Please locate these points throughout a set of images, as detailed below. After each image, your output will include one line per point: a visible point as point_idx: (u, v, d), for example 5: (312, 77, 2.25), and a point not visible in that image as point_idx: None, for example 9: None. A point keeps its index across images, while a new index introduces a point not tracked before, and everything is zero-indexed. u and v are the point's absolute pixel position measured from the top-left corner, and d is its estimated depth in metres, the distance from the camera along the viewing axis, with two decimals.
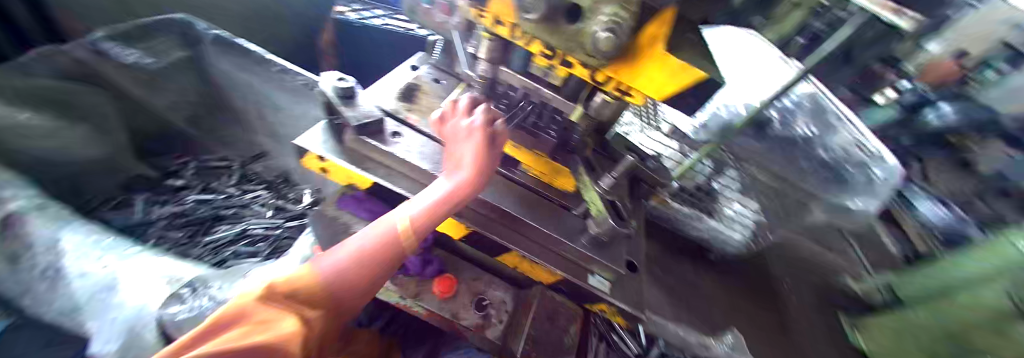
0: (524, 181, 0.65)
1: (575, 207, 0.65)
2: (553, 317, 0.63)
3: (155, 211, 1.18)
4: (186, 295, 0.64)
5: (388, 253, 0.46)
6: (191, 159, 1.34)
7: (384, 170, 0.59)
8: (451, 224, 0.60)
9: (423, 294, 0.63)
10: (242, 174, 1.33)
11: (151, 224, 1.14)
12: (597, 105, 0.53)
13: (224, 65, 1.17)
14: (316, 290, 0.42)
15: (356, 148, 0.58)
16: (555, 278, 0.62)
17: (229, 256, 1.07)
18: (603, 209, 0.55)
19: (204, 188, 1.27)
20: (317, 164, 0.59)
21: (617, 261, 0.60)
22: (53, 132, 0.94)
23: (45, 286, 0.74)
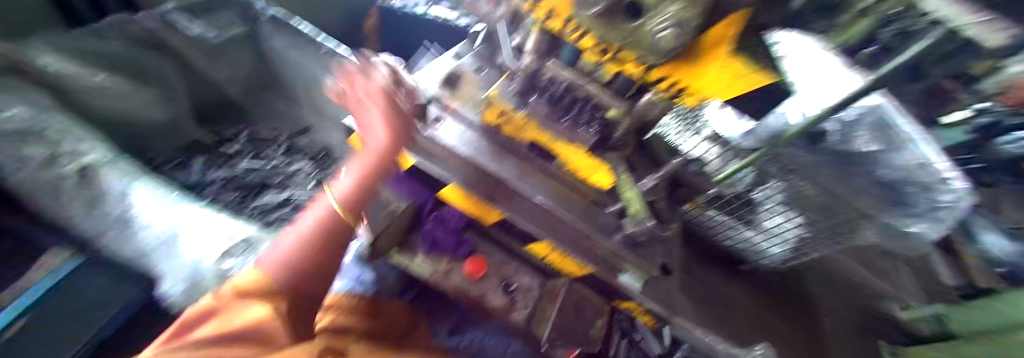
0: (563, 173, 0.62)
1: (610, 205, 0.62)
2: (579, 308, 0.62)
3: (210, 174, 1.25)
4: (239, 250, 0.73)
5: (330, 226, 0.49)
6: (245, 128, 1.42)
7: (425, 153, 0.58)
8: (486, 210, 0.61)
9: (454, 271, 0.65)
10: (288, 146, 1.39)
11: (208, 184, 1.22)
12: (643, 105, 0.48)
13: (273, 42, 1.22)
14: (271, 285, 0.41)
15: None
16: (584, 271, 0.62)
17: (276, 220, 1.15)
18: (640, 209, 0.53)
19: (255, 155, 1.34)
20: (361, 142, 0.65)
21: (651, 262, 0.58)
22: (122, 94, 1.05)
23: (117, 233, 0.89)
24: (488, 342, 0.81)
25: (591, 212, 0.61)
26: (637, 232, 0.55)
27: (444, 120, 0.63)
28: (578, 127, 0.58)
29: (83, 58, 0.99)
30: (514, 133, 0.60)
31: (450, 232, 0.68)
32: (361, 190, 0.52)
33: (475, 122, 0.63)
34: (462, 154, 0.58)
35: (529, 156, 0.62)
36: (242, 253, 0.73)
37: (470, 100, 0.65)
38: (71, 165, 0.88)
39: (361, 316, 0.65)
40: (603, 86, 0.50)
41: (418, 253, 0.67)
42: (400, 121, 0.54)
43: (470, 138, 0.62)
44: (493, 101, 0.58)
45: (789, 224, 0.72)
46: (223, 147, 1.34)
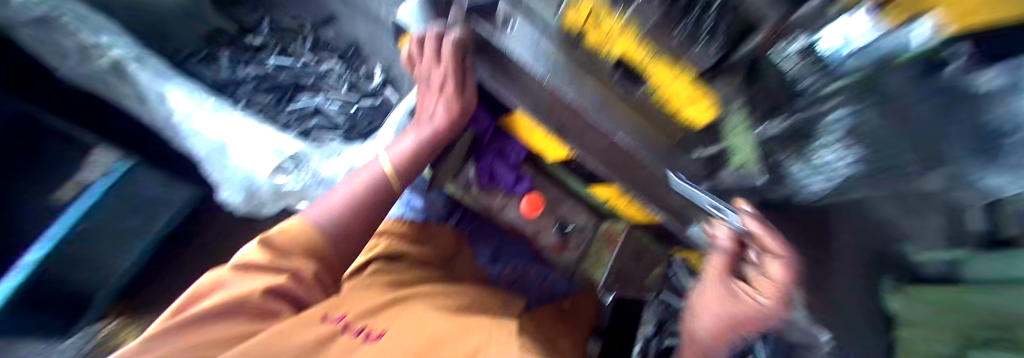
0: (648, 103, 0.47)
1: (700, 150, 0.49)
2: (639, 256, 0.62)
3: (240, 70, 1.16)
4: (289, 167, 0.71)
5: (380, 197, 0.51)
6: (267, 15, 1.25)
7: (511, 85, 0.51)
8: (552, 144, 0.55)
9: (509, 207, 0.62)
10: (315, 40, 1.24)
11: (240, 83, 1.14)
12: (805, 17, 0.36)
13: None
14: (317, 238, 0.43)
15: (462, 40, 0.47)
16: (651, 220, 0.59)
17: (312, 128, 1.12)
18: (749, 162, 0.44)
19: (282, 50, 1.21)
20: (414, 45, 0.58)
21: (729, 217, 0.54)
22: None
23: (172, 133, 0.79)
24: (529, 270, 0.85)
25: (679, 156, 0.50)
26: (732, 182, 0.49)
27: (516, 20, 0.47)
28: (693, 41, 0.39)
29: None
30: (599, 43, 0.43)
31: (509, 166, 0.61)
32: (412, 162, 0.54)
33: (545, 28, 0.47)
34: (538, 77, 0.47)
35: (616, 78, 0.47)
36: (291, 169, 0.71)
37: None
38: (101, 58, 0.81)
39: (410, 242, 0.69)
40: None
41: (473, 184, 0.63)
42: (462, 103, 0.53)
43: (545, 50, 0.47)
44: None
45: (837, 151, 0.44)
46: (248, 39, 1.20)
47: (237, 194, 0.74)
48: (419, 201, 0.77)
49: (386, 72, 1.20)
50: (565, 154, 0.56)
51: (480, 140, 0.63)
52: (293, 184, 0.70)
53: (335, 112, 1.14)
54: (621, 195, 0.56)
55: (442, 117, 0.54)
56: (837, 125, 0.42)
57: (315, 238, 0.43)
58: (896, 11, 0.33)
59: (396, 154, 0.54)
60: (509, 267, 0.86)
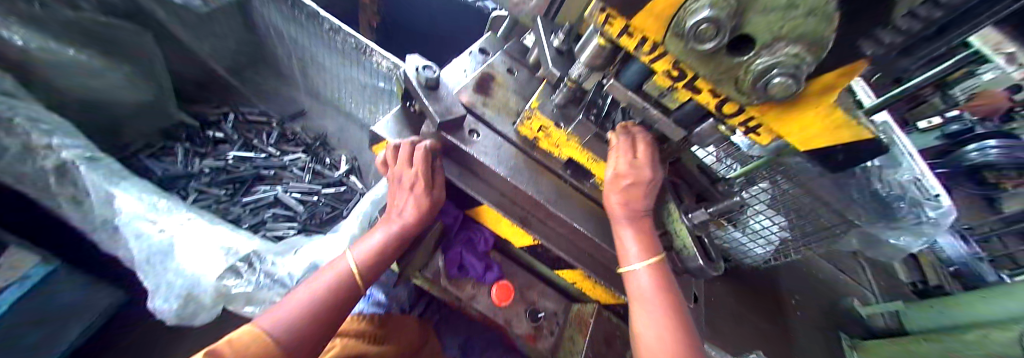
0: (594, 195, 0.59)
1: None
2: (609, 340, 0.59)
3: (196, 164, 1.12)
4: (243, 268, 0.64)
5: (343, 296, 0.49)
6: (231, 111, 1.28)
7: (486, 187, 0.57)
8: (520, 234, 0.59)
9: (479, 296, 0.61)
10: (280, 134, 1.29)
11: (192, 177, 1.09)
12: (702, 129, 0.47)
13: (275, 18, 1.09)
14: (271, 349, 0.40)
15: (433, 143, 0.54)
16: (617, 301, 0.61)
17: (268, 218, 1.07)
18: (690, 245, 0.50)
19: (244, 144, 1.22)
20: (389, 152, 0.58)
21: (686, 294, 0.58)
22: (100, 73, 0.86)
23: (107, 236, 0.71)
24: None
25: None
26: (684, 265, 0.53)
27: (480, 131, 0.57)
28: None
29: (49, 26, 0.77)
30: (553, 149, 0.57)
31: (478, 255, 0.62)
32: (379, 258, 0.54)
33: (508, 137, 0.59)
34: (503, 175, 0.53)
35: (567, 175, 0.59)
36: (244, 270, 0.64)
37: (504, 109, 0.62)
38: (47, 159, 0.65)
39: (371, 342, 0.63)
40: (665, 111, 0.47)
41: (440, 278, 0.61)
42: (433, 198, 0.55)
43: (506, 155, 0.57)
44: (534, 113, 0.55)
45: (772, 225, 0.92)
46: (208, 133, 1.20)
47: (171, 302, 0.64)
48: (383, 293, 0.76)
49: (351, 161, 1.29)
50: (530, 240, 0.59)
51: (448, 231, 0.63)
52: (243, 288, 0.64)
53: (295, 201, 1.12)
54: (585, 277, 0.60)
55: (408, 213, 0.54)
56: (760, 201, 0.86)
57: (266, 346, 0.40)
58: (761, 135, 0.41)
59: (363, 252, 0.53)
60: None
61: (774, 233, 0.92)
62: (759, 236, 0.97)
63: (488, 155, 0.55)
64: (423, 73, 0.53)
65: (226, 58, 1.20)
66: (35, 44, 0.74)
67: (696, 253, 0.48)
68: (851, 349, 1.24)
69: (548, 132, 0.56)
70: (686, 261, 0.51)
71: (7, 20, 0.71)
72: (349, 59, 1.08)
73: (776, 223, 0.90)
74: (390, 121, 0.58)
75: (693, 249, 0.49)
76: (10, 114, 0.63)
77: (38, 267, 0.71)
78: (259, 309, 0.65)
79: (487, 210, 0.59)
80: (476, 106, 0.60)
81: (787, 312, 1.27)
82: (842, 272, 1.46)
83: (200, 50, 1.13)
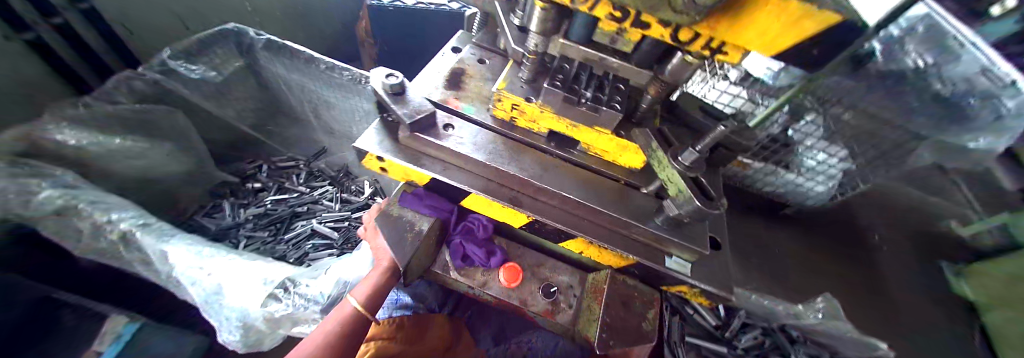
0: (581, 162, 0.59)
1: (642, 186, 0.59)
2: (628, 303, 0.57)
3: (242, 214, 1.25)
4: (281, 294, 0.71)
5: (356, 328, 0.55)
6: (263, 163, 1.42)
7: (464, 175, 0.56)
8: (512, 214, 0.57)
9: (491, 282, 0.63)
10: (308, 173, 1.40)
11: (240, 226, 1.21)
12: (673, 67, 0.43)
13: (279, 69, 1.18)
14: None
15: (412, 145, 0.57)
16: (626, 262, 0.58)
17: (309, 249, 1.17)
18: (682, 188, 0.46)
19: (279, 188, 1.34)
20: (376, 163, 0.58)
21: (699, 240, 0.53)
22: (143, 153, 1.00)
23: (173, 288, 0.82)
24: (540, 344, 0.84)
25: (618, 195, 0.57)
26: (680, 214, 0.49)
27: (454, 125, 0.58)
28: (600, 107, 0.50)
29: (93, 122, 0.90)
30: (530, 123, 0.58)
31: (479, 243, 0.64)
32: (378, 289, 0.60)
33: (484, 124, 0.60)
34: (482, 161, 0.55)
35: (549, 147, 0.60)
36: (283, 295, 0.71)
37: (477, 98, 0.63)
38: (111, 232, 0.76)
39: (405, 341, 0.66)
40: (624, 56, 0.50)
41: (449, 270, 0.63)
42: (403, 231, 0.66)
43: (484, 142, 0.58)
44: (502, 93, 0.55)
45: (831, 158, 0.77)
46: (248, 184, 1.33)
47: (234, 333, 0.73)
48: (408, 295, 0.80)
49: (374, 184, 1.38)
50: (523, 219, 0.58)
51: (447, 226, 0.63)
52: (285, 310, 0.70)
53: (329, 229, 1.21)
54: (588, 245, 0.57)
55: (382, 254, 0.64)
56: (806, 124, 0.77)
57: None
58: (726, 53, 0.38)
59: (360, 292, 0.60)
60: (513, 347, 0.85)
61: (835, 167, 0.77)
62: (818, 175, 0.80)
63: (461, 145, 0.56)
64: (393, 82, 0.54)
65: (247, 117, 1.31)
66: (87, 140, 0.89)
67: (691, 195, 0.44)
68: (956, 278, 1.09)
69: (521, 108, 0.56)
70: (680, 208, 0.48)
71: (60, 125, 0.85)
72: (349, 90, 1.15)
73: (837, 155, 0.77)
74: (376, 133, 0.59)
75: (687, 190, 0.45)
76: (75, 202, 0.75)
77: (127, 325, 0.83)
78: (305, 327, 0.72)
79: (471, 200, 0.59)
80: (449, 101, 0.61)
81: (872, 254, 1.08)
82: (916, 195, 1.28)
83: (224, 116, 1.25)
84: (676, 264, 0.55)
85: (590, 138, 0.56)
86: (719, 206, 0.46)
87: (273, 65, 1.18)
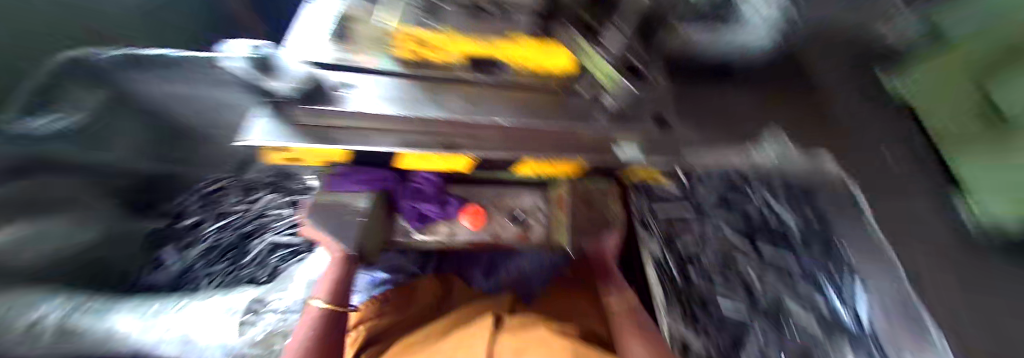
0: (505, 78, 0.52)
1: (580, 85, 0.53)
2: (589, 201, 0.63)
3: (190, 255, 1.11)
4: (251, 318, 0.82)
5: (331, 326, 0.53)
6: (184, 196, 1.20)
7: (394, 135, 0.49)
8: (452, 162, 0.53)
9: (457, 229, 0.65)
10: (239, 188, 1.22)
11: (192, 267, 1.10)
12: None
13: (149, 80, 1.07)
14: None
15: (306, 119, 0.47)
16: (581, 167, 0.57)
17: (279, 264, 1.10)
18: (613, 78, 0.46)
19: (217, 214, 1.17)
20: (282, 157, 0.50)
21: (645, 123, 0.54)
22: (37, 236, 0.89)
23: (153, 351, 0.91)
24: (534, 263, 0.87)
25: (551, 102, 0.53)
26: (614, 103, 0.49)
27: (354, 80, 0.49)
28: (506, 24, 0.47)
29: None
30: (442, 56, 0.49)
31: (432, 201, 0.62)
32: (337, 284, 0.58)
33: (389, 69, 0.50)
34: (395, 114, 0.46)
35: (472, 75, 0.52)
36: (255, 318, 0.82)
37: (371, 41, 0.51)
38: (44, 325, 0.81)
39: (396, 310, 0.67)
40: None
41: (414, 235, 0.66)
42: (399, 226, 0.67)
43: (395, 89, 0.50)
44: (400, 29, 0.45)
45: None
46: (180, 221, 1.16)
47: None
48: (384, 271, 0.85)
49: None
50: (466, 165, 0.55)
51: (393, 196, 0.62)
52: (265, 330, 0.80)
53: (289, 237, 1.15)
54: (536, 162, 0.54)
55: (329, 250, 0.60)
56: None
57: None
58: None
59: (322, 290, 0.58)
60: (507, 271, 0.88)
61: None
62: None
63: (373, 102, 0.47)
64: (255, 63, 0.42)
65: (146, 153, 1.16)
66: None
67: (622, 78, 0.44)
68: None
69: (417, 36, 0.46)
70: (615, 99, 0.48)
71: None
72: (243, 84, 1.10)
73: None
74: (268, 120, 0.47)
75: (614, 73, 0.45)
76: None
77: None
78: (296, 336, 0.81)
79: (404, 163, 0.54)
80: (345, 57, 0.50)
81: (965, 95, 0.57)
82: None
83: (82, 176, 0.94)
84: (630, 151, 0.53)
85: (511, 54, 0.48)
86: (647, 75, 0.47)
87: (138, 78, 1.06)
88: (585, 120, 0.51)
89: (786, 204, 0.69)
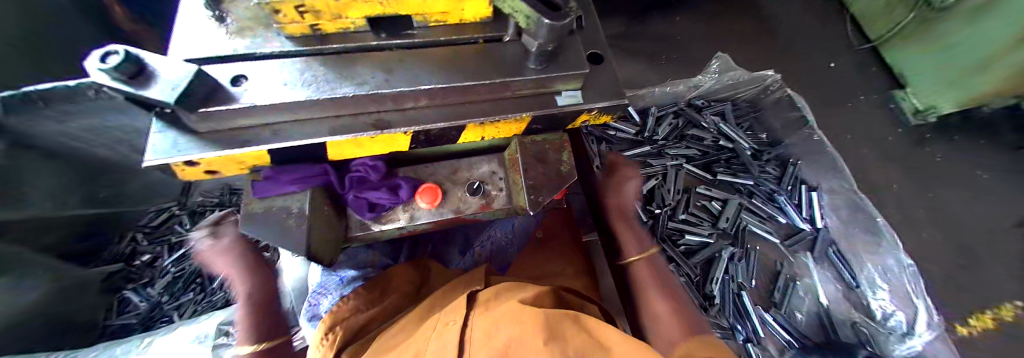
0: (428, 36, 0.52)
1: (505, 34, 0.54)
2: (542, 158, 0.62)
3: (153, 292, 1.16)
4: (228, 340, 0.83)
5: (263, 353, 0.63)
6: (134, 232, 1.24)
7: (312, 73, 0.47)
8: (388, 139, 0.53)
9: (417, 207, 0.64)
10: (191, 214, 1.29)
11: (160, 304, 1.14)
12: None
13: None
14: None
15: (208, 123, 0.45)
16: (525, 125, 0.57)
17: None
18: (531, 22, 0.42)
19: (171, 246, 1.24)
20: (196, 170, 0.50)
21: (578, 65, 0.52)
22: None
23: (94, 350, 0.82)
24: (501, 238, 0.95)
25: (485, 55, 0.52)
26: (539, 43, 0.45)
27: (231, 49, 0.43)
28: None
29: None
30: (338, 16, 0.45)
31: (382, 182, 0.63)
32: (256, 310, 0.67)
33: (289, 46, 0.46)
34: (308, 98, 0.45)
35: (379, 42, 0.51)
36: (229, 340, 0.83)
37: None
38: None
39: (377, 297, 0.72)
40: None
41: (374, 226, 0.65)
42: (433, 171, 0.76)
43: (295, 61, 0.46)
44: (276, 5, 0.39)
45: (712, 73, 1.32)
46: (137, 259, 1.21)
47: None
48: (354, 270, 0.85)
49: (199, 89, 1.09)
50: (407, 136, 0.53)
51: (336, 187, 0.62)
52: None
53: None
54: (480, 127, 0.54)
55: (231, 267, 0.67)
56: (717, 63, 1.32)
57: None
58: None
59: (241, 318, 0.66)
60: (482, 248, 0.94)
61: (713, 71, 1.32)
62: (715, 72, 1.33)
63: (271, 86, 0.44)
64: (119, 66, 0.34)
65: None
66: None
67: (538, 16, 0.38)
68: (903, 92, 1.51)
69: (307, 8, 0.43)
70: (549, 71, 0.51)
71: None
72: None
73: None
74: (169, 136, 0.46)
75: (532, 12, 0.39)
76: None
77: None
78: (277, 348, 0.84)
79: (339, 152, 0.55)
80: None
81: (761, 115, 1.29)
82: (728, 53, 1.60)
83: None
84: (566, 98, 0.56)
85: (415, 6, 0.46)
86: (568, 14, 0.40)
87: None
88: (517, 72, 0.50)
89: (737, 245, 1.11)
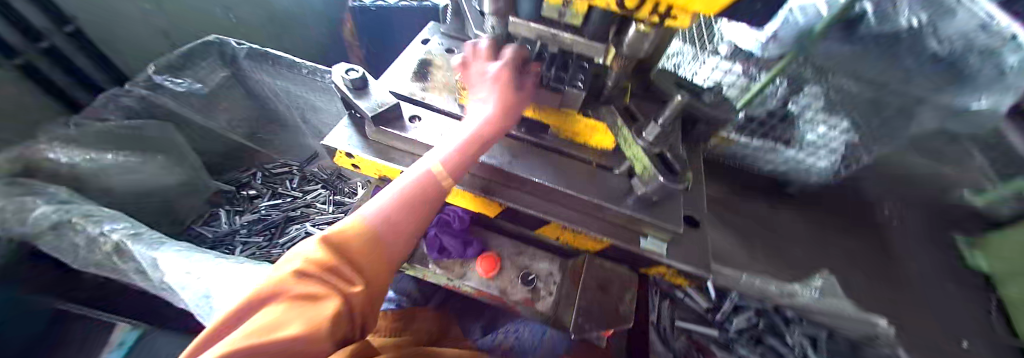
0: (557, 145, 0.61)
1: (616, 167, 0.60)
2: (605, 286, 0.64)
3: (237, 220, 1.40)
4: None
5: (425, 199, 0.44)
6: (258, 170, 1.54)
7: None
8: (484, 203, 0.63)
9: (470, 273, 0.70)
10: (302, 177, 1.54)
11: (233, 233, 1.35)
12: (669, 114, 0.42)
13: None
14: (367, 236, 0.38)
15: (379, 140, 0.60)
16: (600, 246, 0.62)
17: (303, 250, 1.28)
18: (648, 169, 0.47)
19: (272, 194, 1.48)
20: (347, 161, 0.62)
21: (672, 221, 0.54)
22: None
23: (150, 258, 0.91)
24: (526, 335, 0.92)
25: (591, 175, 0.59)
26: (646, 190, 0.51)
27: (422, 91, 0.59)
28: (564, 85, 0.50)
29: None
30: None
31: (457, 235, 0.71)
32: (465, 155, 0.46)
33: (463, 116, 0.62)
34: None
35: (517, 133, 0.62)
36: None
37: (448, 89, 0.66)
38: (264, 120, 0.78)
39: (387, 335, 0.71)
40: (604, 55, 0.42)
41: (431, 264, 0.71)
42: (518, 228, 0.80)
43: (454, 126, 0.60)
44: None
45: None
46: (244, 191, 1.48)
47: None
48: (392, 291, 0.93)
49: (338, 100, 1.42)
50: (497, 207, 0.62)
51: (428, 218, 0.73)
52: None
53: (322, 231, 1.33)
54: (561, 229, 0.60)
55: (498, 96, 0.46)
56: None
57: (370, 243, 0.38)
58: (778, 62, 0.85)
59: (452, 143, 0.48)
60: (500, 338, 0.92)
61: None
62: None
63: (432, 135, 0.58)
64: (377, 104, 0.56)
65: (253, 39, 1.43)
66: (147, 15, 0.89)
67: (655, 172, 0.44)
68: None
69: None
70: (647, 215, 0.53)
71: None
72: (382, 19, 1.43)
73: (837, 127, 0.95)
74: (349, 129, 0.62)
75: (651, 168, 0.45)
76: None
77: (129, 334, 1.07)
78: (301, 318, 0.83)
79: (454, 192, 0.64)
80: (415, 94, 0.64)
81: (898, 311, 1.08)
82: None
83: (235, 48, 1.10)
84: (651, 244, 0.58)
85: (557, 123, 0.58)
86: (682, 181, 0.45)
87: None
88: (616, 202, 0.55)
89: None
